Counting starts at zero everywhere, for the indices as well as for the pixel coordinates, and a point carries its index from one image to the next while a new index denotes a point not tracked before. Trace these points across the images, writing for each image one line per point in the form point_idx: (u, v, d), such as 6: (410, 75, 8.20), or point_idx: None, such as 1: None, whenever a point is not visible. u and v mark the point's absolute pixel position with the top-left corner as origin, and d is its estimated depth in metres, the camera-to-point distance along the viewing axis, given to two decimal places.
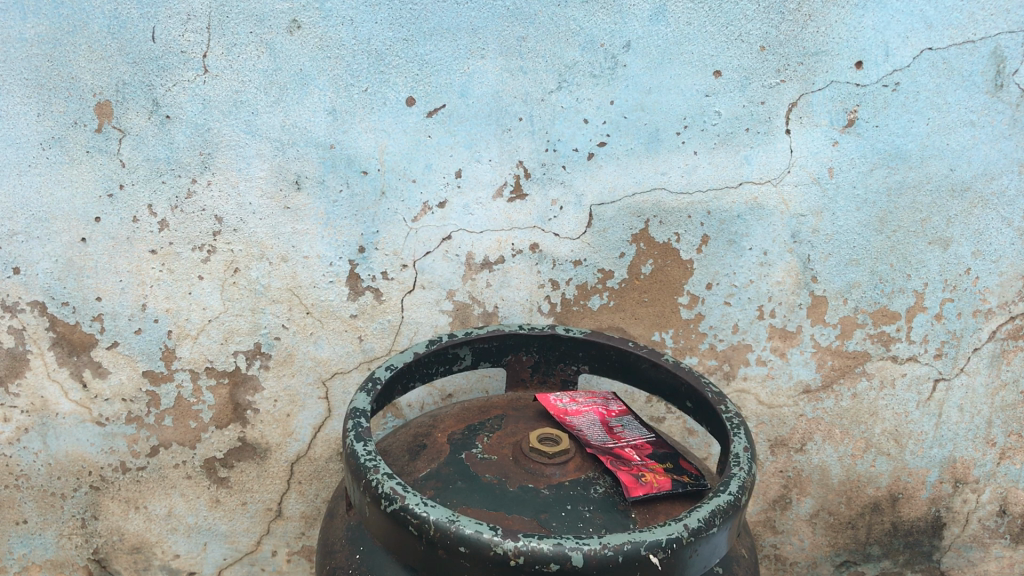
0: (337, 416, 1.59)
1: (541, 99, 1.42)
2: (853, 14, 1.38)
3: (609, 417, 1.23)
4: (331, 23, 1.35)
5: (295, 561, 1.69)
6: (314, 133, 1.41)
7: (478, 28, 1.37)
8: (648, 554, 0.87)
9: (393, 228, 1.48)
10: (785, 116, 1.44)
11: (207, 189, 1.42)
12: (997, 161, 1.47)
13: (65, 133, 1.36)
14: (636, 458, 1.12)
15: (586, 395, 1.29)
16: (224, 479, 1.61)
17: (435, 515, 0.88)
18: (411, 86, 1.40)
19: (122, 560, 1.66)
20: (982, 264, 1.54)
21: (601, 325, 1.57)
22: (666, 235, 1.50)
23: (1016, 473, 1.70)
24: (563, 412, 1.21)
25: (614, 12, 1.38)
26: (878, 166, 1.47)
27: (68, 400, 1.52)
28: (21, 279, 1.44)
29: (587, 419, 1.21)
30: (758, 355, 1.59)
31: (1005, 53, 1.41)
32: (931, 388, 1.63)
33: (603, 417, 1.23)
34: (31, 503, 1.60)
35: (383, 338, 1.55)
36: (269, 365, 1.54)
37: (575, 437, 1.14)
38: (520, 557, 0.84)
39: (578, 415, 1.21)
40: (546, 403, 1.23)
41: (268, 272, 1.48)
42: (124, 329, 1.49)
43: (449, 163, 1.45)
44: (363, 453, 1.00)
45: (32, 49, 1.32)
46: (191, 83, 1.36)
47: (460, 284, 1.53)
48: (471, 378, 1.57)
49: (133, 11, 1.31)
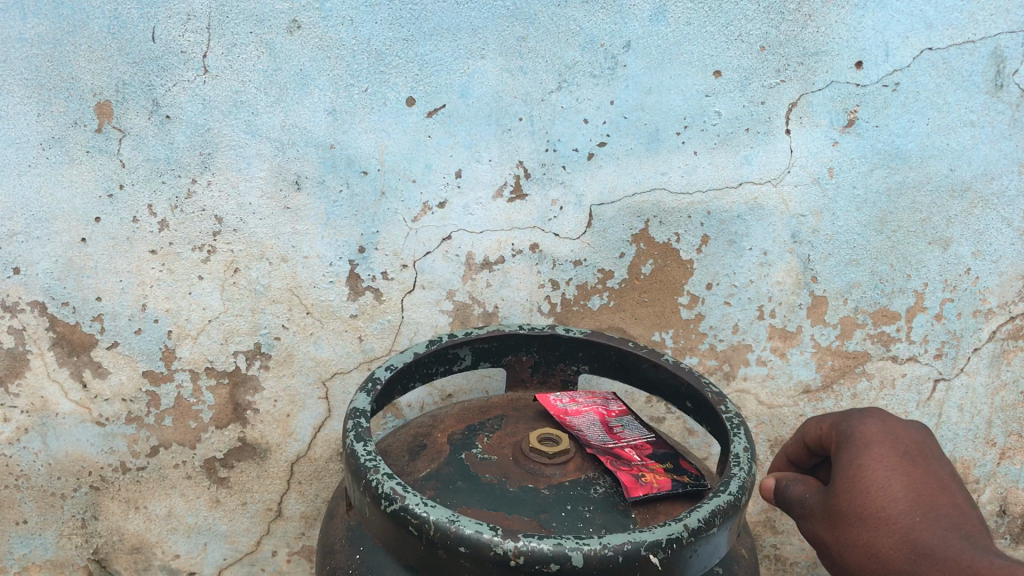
0: (337, 416, 1.59)
1: (541, 99, 1.42)
2: (853, 14, 1.38)
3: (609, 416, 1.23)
4: (331, 23, 1.35)
5: (295, 561, 1.69)
6: (315, 133, 1.41)
7: (478, 28, 1.38)
8: (648, 554, 0.87)
9: (393, 228, 1.48)
10: (784, 116, 1.44)
11: (206, 189, 1.42)
12: (996, 161, 1.47)
13: (65, 134, 1.36)
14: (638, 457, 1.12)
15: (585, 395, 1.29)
16: (224, 479, 1.61)
17: (435, 515, 0.88)
18: (412, 86, 1.40)
19: (121, 560, 1.66)
20: (982, 264, 1.54)
21: (601, 325, 1.57)
22: (666, 235, 1.50)
23: (1016, 473, 1.71)
24: (563, 412, 1.21)
25: (614, 12, 1.38)
26: (878, 166, 1.47)
27: (68, 400, 1.52)
28: (21, 279, 1.44)
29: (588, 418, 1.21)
30: (758, 355, 1.59)
31: (1005, 53, 1.41)
32: (931, 388, 1.63)
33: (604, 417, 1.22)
34: (31, 503, 1.60)
35: (382, 338, 1.55)
36: (269, 365, 1.54)
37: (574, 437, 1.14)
38: (520, 557, 0.84)
39: (580, 416, 1.21)
40: (547, 403, 1.23)
41: (268, 272, 1.48)
42: (124, 329, 1.49)
43: (449, 163, 1.45)
44: (363, 453, 1.00)
45: (32, 49, 1.32)
46: (191, 83, 1.36)
47: (460, 284, 1.53)
48: (471, 378, 1.57)
49: (133, 11, 1.31)
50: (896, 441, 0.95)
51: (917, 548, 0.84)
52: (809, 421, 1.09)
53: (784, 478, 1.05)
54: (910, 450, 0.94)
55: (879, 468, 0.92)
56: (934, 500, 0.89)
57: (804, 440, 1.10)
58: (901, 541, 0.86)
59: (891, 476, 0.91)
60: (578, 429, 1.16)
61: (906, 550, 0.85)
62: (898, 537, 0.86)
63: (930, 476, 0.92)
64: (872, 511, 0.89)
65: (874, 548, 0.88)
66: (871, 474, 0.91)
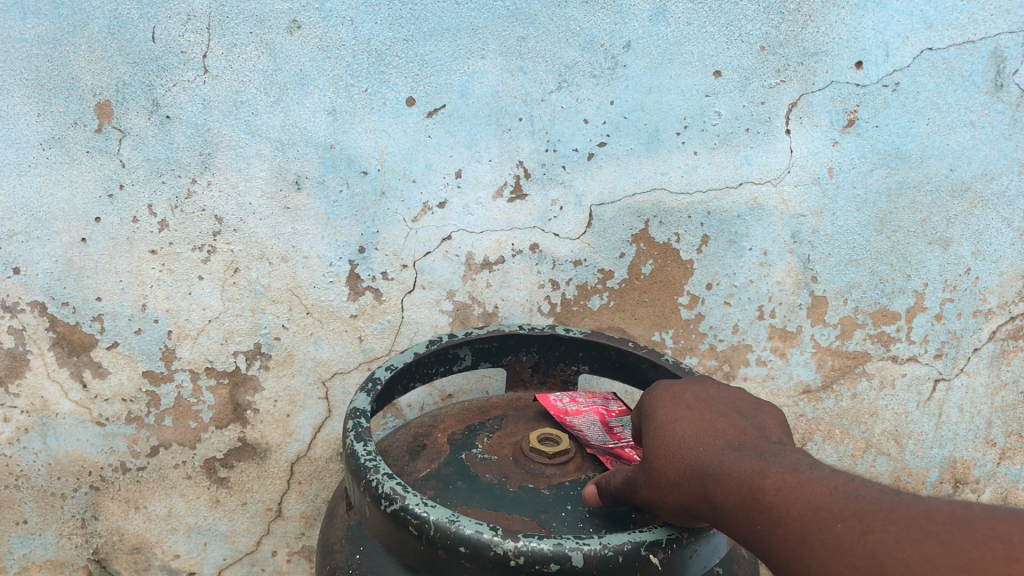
0: (337, 416, 1.59)
1: (541, 99, 1.42)
2: (852, 14, 1.39)
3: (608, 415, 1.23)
4: (331, 23, 1.35)
5: (295, 561, 1.69)
6: (314, 133, 1.41)
7: (478, 28, 1.38)
8: (647, 554, 0.87)
9: (393, 228, 1.48)
10: (784, 117, 1.44)
11: (207, 189, 1.42)
12: (996, 162, 1.47)
13: (65, 134, 1.36)
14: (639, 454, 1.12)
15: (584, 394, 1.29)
16: (224, 479, 1.61)
17: (435, 515, 0.88)
18: (411, 86, 1.40)
19: (121, 560, 1.65)
20: (982, 264, 1.54)
21: (601, 325, 1.57)
22: (666, 235, 1.50)
23: (1016, 473, 1.71)
24: (563, 412, 1.21)
25: (614, 12, 1.38)
26: (878, 166, 1.47)
27: (68, 400, 1.52)
28: (21, 279, 1.44)
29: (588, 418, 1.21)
30: (758, 356, 1.59)
31: (1005, 53, 1.41)
32: (931, 388, 1.63)
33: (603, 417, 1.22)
34: (31, 503, 1.60)
35: (383, 338, 1.55)
36: (269, 365, 1.54)
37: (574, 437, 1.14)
38: (520, 557, 0.84)
39: (580, 416, 1.21)
40: (547, 403, 1.23)
41: (268, 272, 1.48)
42: (124, 329, 1.49)
43: (449, 163, 1.45)
44: (363, 453, 1.00)
45: (32, 49, 1.32)
46: (191, 83, 1.36)
47: (460, 284, 1.53)
48: (471, 378, 1.57)
49: (133, 11, 1.31)
50: (704, 392, 0.95)
51: (713, 476, 0.83)
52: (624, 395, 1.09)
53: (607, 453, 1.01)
54: (686, 400, 0.93)
55: (674, 411, 0.92)
56: (743, 432, 0.88)
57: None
58: (696, 471, 0.84)
59: (686, 420, 0.90)
60: (578, 429, 1.16)
61: (694, 481, 0.84)
62: (685, 470, 0.85)
63: (725, 413, 0.91)
64: (671, 451, 0.87)
65: (667, 485, 0.86)
66: (661, 422, 0.91)
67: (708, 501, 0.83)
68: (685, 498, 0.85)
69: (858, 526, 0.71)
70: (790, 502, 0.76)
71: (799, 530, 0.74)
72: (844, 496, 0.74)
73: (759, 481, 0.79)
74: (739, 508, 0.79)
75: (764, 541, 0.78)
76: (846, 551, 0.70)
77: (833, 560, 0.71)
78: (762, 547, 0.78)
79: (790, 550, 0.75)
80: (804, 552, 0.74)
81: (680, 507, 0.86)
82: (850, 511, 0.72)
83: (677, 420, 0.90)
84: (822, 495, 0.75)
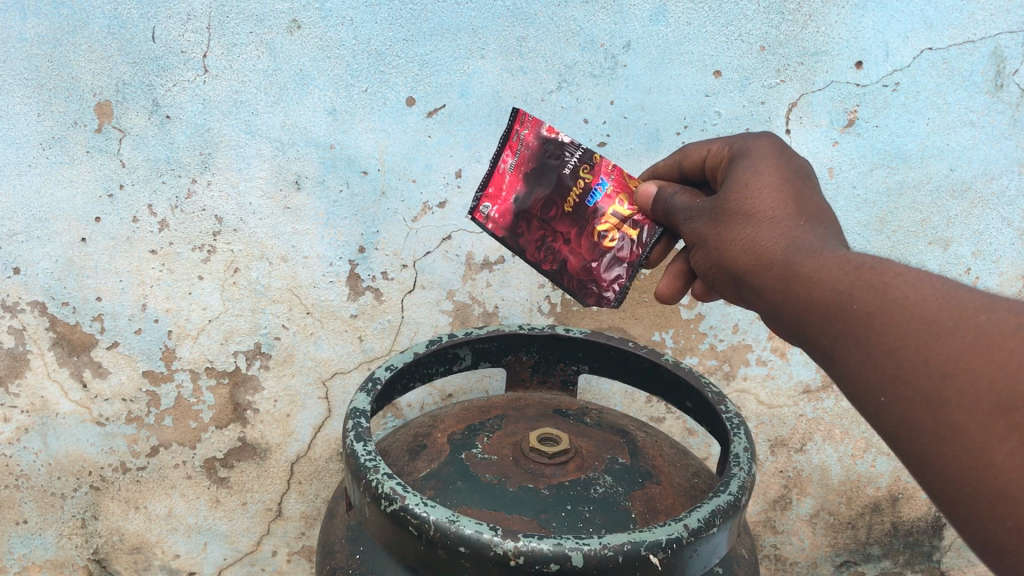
0: (337, 416, 1.59)
1: (541, 99, 1.42)
2: (853, 14, 1.39)
3: (545, 208, 1.07)
4: (331, 23, 1.35)
5: (295, 561, 1.70)
6: (314, 133, 1.41)
7: (478, 28, 1.37)
8: (648, 554, 0.86)
9: (393, 228, 1.48)
10: (784, 116, 1.44)
11: (207, 189, 1.42)
12: (997, 162, 1.47)
13: (65, 134, 1.36)
14: (590, 281, 1.08)
15: (531, 158, 1.06)
16: (224, 479, 1.61)
17: (435, 515, 0.88)
18: (411, 86, 1.40)
19: (122, 560, 1.66)
20: (981, 264, 1.55)
21: (601, 324, 1.57)
22: None
23: None
24: (598, 178, 1.06)
25: (614, 12, 1.38)
26: (877, 166, 1.47)
27: (68, 400, 1.52)
28: (20, 279, 1.44)
29: (581, 197, 1.06)
30: (758, 356, 1.60)
31: (1005, 53, 1.41)
32: None
33: (557, 202, 1.07)
34: (31, 503, 1.60)
35: (383, 338, 1.55)
36: (269, 365, 1.54)
37: (622, 220, 1.05)
38: (520, 557, 0.84)
39: (589, 190, 1.06)
40: (602, 160, 1.05)
41: (268, 272, 1.48)
42: (124, 329, 1.49)
43: (449, 163, 1.45)
44: (363, 453, 1.00)
45: (32, 49, 1.32)
46: (191, 82, 1.35)
47: (460, 284, 1.53)
48: (471, 378, 1.58)
49: (133, 11, 1.31)
50: (807, 182, 0.86)
51: (809, 250, 0.76)
52: (693, 144, 1.04)
53: (666, 185, 1.00)
54: (788, 179, 0.85)
55: (773, 175, 0.85)
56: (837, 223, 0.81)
57: (680, 166, 1.05)
58: (792, 239, 0.78)
59: (781, 193, 0.83)
60: (616, 213, 1.06)
61: (788, 248, 0.78)
62: (778, 234, 0.80)
63: (818, 202, 0.83)
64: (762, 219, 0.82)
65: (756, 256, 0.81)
66: (756, 184, 0.85)
67: (794, 268, 0.76)
68: (768, 268, 0.79)
69: (1013, 322, 0.59)
70: (913, 286, 0.66)
71: (925, 317, 0.64)
72: (990, 297, 0.63)
73: (876, 263, 0.70)
74: (842, 286, 0.70)
75: (863, 326, 0.67)
76: (990, 344, 0.59)
77: (965, 354, 0.60)
78: (853, 332, 0.68)
79: (900, 338, 0.64)
80: (919, 342, 0.63)
81: (762, 279, 0.79)
82: (999, 307, 0.61)
83: (772, 189, 0.83)
84: (961, 289, 0.64)
